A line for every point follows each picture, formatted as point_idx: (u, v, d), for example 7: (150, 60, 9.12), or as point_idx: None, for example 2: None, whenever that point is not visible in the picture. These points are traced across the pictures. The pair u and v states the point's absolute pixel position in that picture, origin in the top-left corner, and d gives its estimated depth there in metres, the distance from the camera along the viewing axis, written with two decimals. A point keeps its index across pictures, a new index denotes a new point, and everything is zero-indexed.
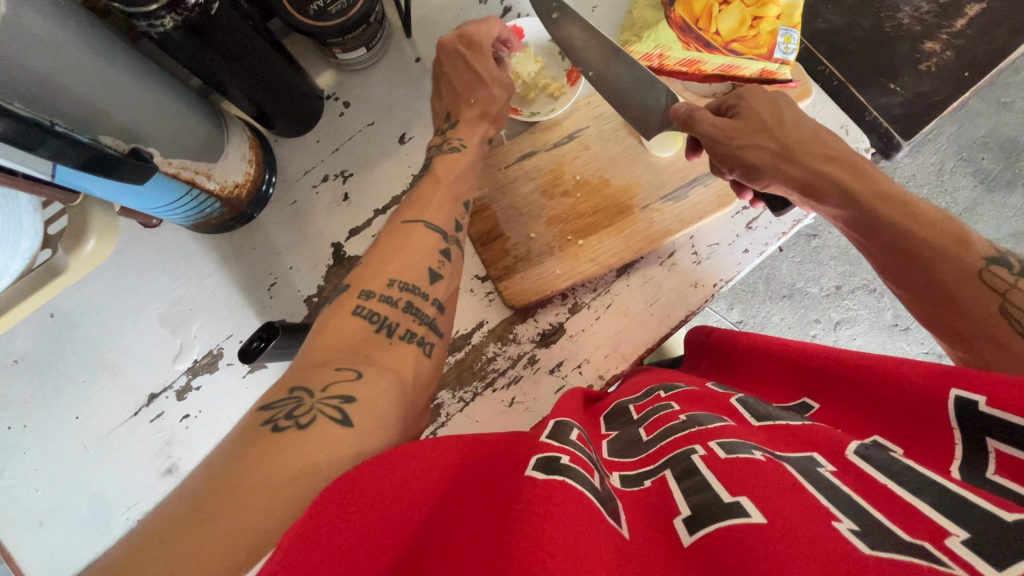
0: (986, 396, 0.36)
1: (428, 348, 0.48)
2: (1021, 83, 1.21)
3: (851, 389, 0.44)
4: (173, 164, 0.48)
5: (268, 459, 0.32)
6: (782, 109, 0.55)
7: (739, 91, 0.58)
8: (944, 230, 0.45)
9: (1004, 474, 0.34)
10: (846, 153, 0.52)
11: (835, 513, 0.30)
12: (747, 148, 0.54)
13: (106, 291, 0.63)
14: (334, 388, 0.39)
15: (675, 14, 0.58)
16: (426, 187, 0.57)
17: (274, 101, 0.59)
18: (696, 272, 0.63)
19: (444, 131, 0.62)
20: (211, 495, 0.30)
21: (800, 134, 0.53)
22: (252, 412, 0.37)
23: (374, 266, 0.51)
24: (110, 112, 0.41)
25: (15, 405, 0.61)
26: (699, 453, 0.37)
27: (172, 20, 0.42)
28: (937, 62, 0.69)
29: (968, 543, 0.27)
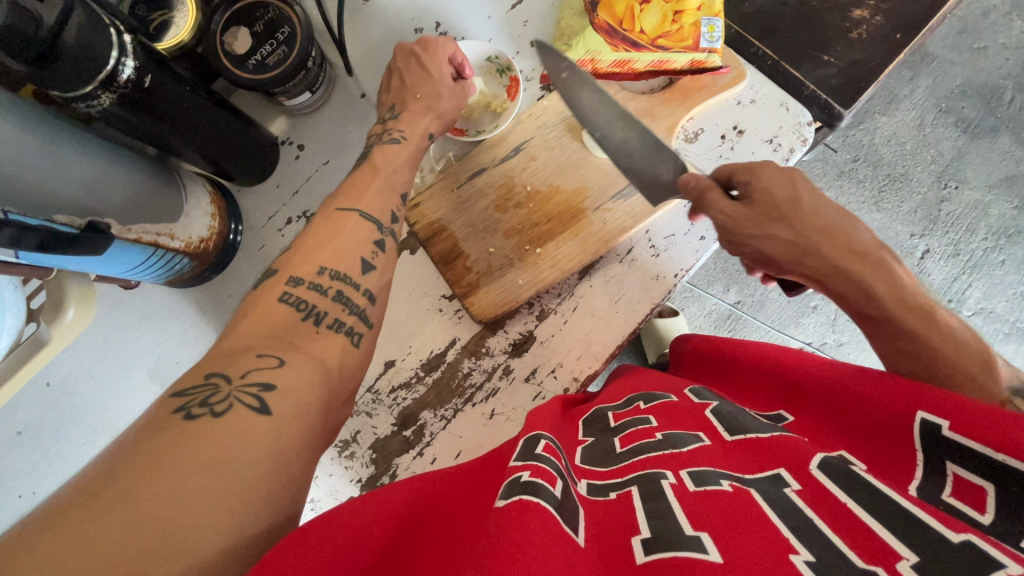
0: (948, 420, 0.37)
1: (356, 338, 0.50)
2: (990, 28, 1.20)
3: (830, 407, 0.45)
4: (133, 230, 0.51)
5: (181, 445, 0.33)
6: (799, 190, 0.51)
7: (755, 162, 0.53)
8: (970, 354, 0.43)
9: (958, 496, 0.36)
10: (877, 249, 0.48)
11: (795, 547, 0.31)
12: (756, 238, 0.51)
13: (95, 354, 0.66)
14: (254, 375, 0.40)
15: (600, 19, 0.64)
16: (363, 174, 0.59)
17: (227, 155, 0.61)
18: (656, 264, 0.64)
19: (387, 120, 0.63)
20: (113, 482, 0.30)
21: (823, 220, 0.49)
22: (164, 398, 0.38)
23: (302, 254, 0.52)
24: (60, 193, 0.44)
25: (22, 475, 0.63)
26: (667, 480, 0.38)
27: (109, 97, 0.45)
28: (868, 29, 0.70)
29: (916, 567, 0.29)
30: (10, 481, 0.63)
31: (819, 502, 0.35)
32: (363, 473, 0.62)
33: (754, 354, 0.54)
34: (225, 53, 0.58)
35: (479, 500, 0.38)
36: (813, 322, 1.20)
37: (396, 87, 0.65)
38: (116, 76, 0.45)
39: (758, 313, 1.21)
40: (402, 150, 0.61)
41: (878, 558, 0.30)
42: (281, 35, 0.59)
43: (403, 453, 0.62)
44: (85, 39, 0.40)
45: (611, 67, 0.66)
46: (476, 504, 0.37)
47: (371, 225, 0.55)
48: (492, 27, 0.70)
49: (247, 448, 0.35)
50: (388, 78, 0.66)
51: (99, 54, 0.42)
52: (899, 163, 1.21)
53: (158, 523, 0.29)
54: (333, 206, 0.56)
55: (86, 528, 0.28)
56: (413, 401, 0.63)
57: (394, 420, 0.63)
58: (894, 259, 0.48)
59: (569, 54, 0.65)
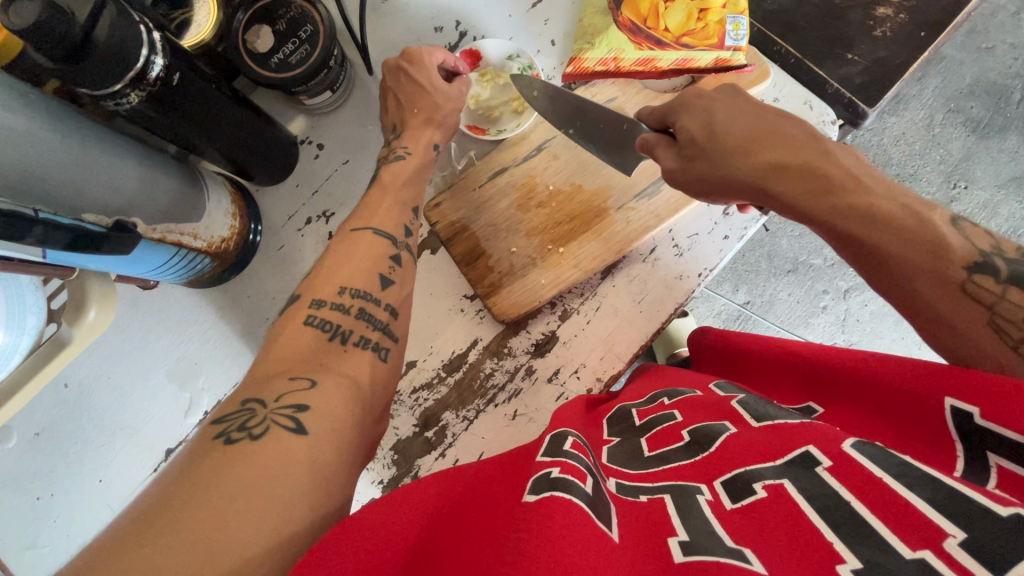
0: (980, 408, 0.35)
1: (384, 353, 0.50)
2: (1000, 27, 1.20)
3: (860, 397, 0.43)
4: (158, 229, 0.51)
5: (222, 471, 0.33)
6: (715, 118, 0.52)
7: (681, 102, 0.56)
8: (921, 239, 0.42)
9: (1005, 489, 0.34)
10: (794, 154, 0.48)
11: (842, 555, 0.29)
12: (698, 179, 0.53)
13: (114, 356, 0.65)
14: (288, 397, 0.40)
15: (624, 18, 0.65)
16: (373, 195, 0.59)
17: (249, 155, 0.61)
18: (680, 264, 0.64)
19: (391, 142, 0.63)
20: (164, 508, 0.30)
21: (730, 144, 0.50)
22: (205, 426, 0.38)
23: (322, 277, 0.52)
24: (89, 193, 0.44)
25: (40, 477, 0.63)
26: (704, 496, 0.37)
27: (137, 95, 0.45)
28: (891, 27, 0.71)
29: (965, 545, 0.28)
30: (28, 483, 0.62)
31: (852, 480, 0.34)
32: (384, 474, 0.62)
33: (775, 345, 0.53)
34: (247, 50, 0.58)
35: (507, 493, 0.37)
36: (824, 323, 1.19)
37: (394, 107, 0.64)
38: (145, 73, 0.44)
39: (768, 313, 1.21)
40: (409, 164, 0.61)
41: (923, 542, 0.29)
42: (303, 33, 0.58)
43: (425, 454, 0.62)
44: (116, 36, 0.40)
45: (635, 66, 0.65)
46: (505, 497, 0.37)
47: (387, 241, 0.55)
48: (512, 26, 0.70)
49: (290, 464, 0.35)
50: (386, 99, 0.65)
51: (129, 50, 0.42)
52: (909, 163, 1.20)
53: (210, 542, 0.30)
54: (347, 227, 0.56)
55: (140, 554, 0.28)
56: (435, 401, 0.63)
57: (415, 421, 0.63)
58: (829, 154, 0.47)
59: (592, 53, 0.66)
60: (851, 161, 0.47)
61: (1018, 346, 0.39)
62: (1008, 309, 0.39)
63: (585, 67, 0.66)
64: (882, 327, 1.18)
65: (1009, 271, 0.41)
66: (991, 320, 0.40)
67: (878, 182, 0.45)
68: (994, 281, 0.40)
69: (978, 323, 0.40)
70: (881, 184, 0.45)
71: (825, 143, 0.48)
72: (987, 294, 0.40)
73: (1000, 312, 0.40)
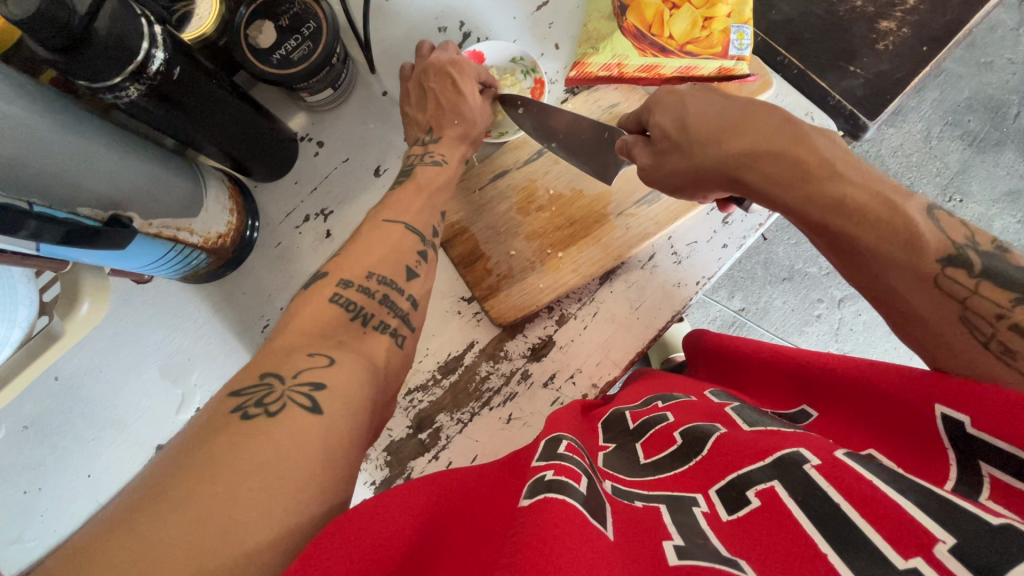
0: (971, 417, 0.35)
1: (401, 340, 0.50)
2: (999, 42, 1.20)
3: (854, 402, 0.43)
4: (154, 224, 0.51)
5: (238, 447, 0.33)
6: (685, 111, 0.53)
7: (650, 102, 0.56)
8: (892, 230, 0.40)
9: (1000, 499, 0.32)
10: (769, 141, 0.47)
11: (833, 563, 0.29)
12: (674, 172, 0.54)
13: (105, 350, 0.64)
14: (304, 375, 0.39)
15: (629, 23, 0.65)
16: (406, 191, 0.59)
17: (249, 151, 0.61)
18: (678, 272, 0.64)
19: (427, 142, 0.63)
20: (177, 483, 0.30)
21: (704, 134, 0.51)
22: (220, 398, 0.38)
23: (353, 257, 0.52)
24: (85, 185, 0.43)
25: (28, 470, 0.62)
26: (700, 507, 0.37)
27: (137, 89, 0.45)
28: (894, 41, 0.71)
29: (955, 552, 0.28)
30: (15, 476, 0.62)
31: (841, 478, 0.34)
32: (377, 475, 0.61)
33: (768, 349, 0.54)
34: (248, 45, 0.57)
35: (498, 500, 0.37)
36: (818, 332, 1.19)
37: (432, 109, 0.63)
38: (146, 66, 0.44)
39: (762, 320, 1.21)
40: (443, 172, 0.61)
41: (915, 548, 0.29)
42: (306, 30, 0.58)
43: (418, 456, 0.62)
44: (117, 28, 0.40)
45: (638, 71, 0.66)
46: (498, 502, 0.36)
47: (414, 237, 0.56)
48: (517, 28, 0.70)
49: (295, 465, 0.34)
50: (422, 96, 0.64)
51: (130, 43, 0.41)
52: (905, 175, 1.21)
53: (215, 521, 0.29)
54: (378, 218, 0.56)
55: (151, 528, 0.28)
56: (429, 403, 0.63)
57: (409, 423, 0.62)
58: (806, 138, 0.46)
59: (596, 58, 0.66)
60: (828, 144, 0.46)
61: (990, 344, 0.38)
62: (980, 302, 0.38)
63: (589, 71, 0.67)
64: (874, 337, 1.18)
65: (982, 264, 0.39)
66: (965, 317, 0.39)
67: (855, 169, 0.44)
68: (969, 275, 0.39)
69: (951, 320, 0.39)
70: (859, 171, 0.44)
71: (800, 127, 0.47)
72: (962, 289, 0.39)
73: (973, 307, 0.39)
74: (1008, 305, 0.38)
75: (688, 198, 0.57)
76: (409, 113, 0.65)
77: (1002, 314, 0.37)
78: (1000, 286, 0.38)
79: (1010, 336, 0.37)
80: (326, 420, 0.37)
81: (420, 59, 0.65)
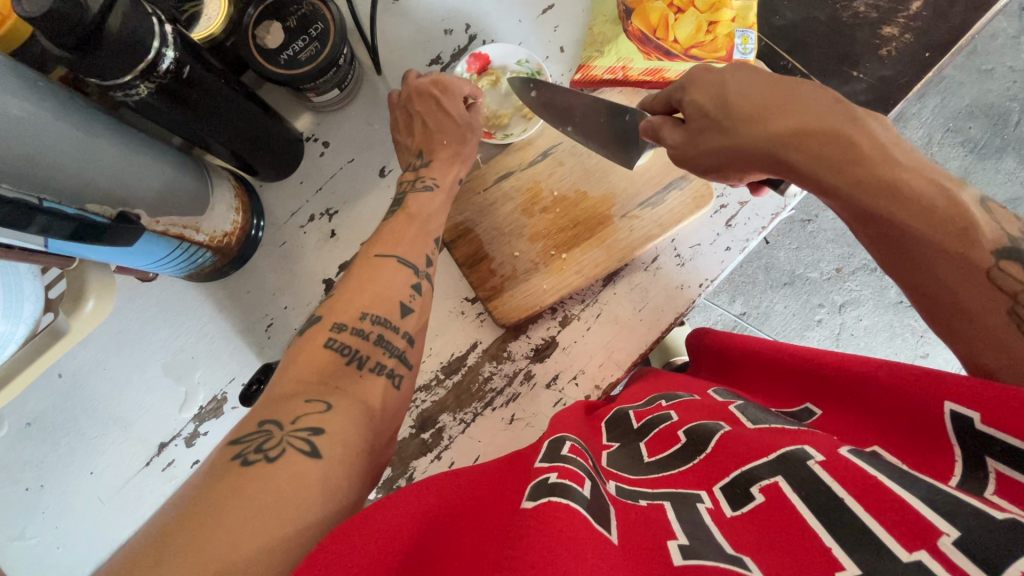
0: (980, 412, 0.35)
1: (397, 380, 0.51)
2: (1000, 50, 1.21)
3: (857, 401, 0.44)
4: (161, 222, 0.51)
5: (239, 491, 0.33)
6: (727, 91, 0.51)
7: (683, 81, 0.55)
8: (944, 217, 0.41)
9: (1005, 495, 0.32)
10: (818, 121, 0.46)
11: (841, 561, 0.29)
12: (709, 152, 0.53)
13: (109, 348, 0.65)
14: (303, 421, 0.40)
15: (634, 27, 0.66)
16: (399, 222, 0.59)
17: (254, 151, 0.61)
18: (681, 274, 0.65)
19: (417, 167, 0.63)
20: (180, 526, 0.30)
21: (747, 112, 0.50)
22: (222, 447, 0.37)
23: (346, 299, 0.52)
24: (94, 184, 0.43)
25: (30, 467, 0.62)
26: (704, 504, 0.37)
27: (147, 87, 0.45)
28: (897, 46, 0.72)
29: (959, 544, 0.28)
30: (17, 473, 0.62)
31: (842, 473, 0.35)
32: (379, 474, 0.61)
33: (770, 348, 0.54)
34: (256, 46, 0.58)
35: (501, 501, 0.37)
36: (819, 337, 1.20)
37: (420, 131, 0.64)
38: (155, 66, 0.44)
39: (763, 324, 1.21)
40: (435, 197, 0.62)
41: (916, 540, 0.29)
42: (313, 31, 0.58)
43: (420, 456, 0.62)
44: (128, 27, 0.40)
45: (643, 75, 0.67)
46: (501, 503, 0.36)
47: (409, 270, 0.56)
48: (523, 31, 0.70)
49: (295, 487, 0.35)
50: (405, 118, 0.64)
51: (142, 42, 0.42)
52: None
53: (219, 556, 0.29)
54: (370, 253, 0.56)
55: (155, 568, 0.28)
56: (433, 403, 0.63)
57: (412, 422, 0.62)
58: (858, 120, 0.46)
59: (601, 61, 0.67)
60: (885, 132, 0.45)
61: None
62: None
63: (593, 75, 0.67)
64: (875, 342, 1.19)
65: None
66: (1013, 311, 0.39)
67: (906, 155, 0.43)
68: (1022, 270, 0.39)
69: (999, 313, 0.39)
70: (910, 157, 0.43)
71: (851, 109, 0.46)
72: (1013, 283, 0.39)
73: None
74: None
75: (716, 178, 0.57)
76: (400, 139, 0.65)
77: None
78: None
79: None
80: (325, 463, 0.38)
81: (404, 84, 0.64)
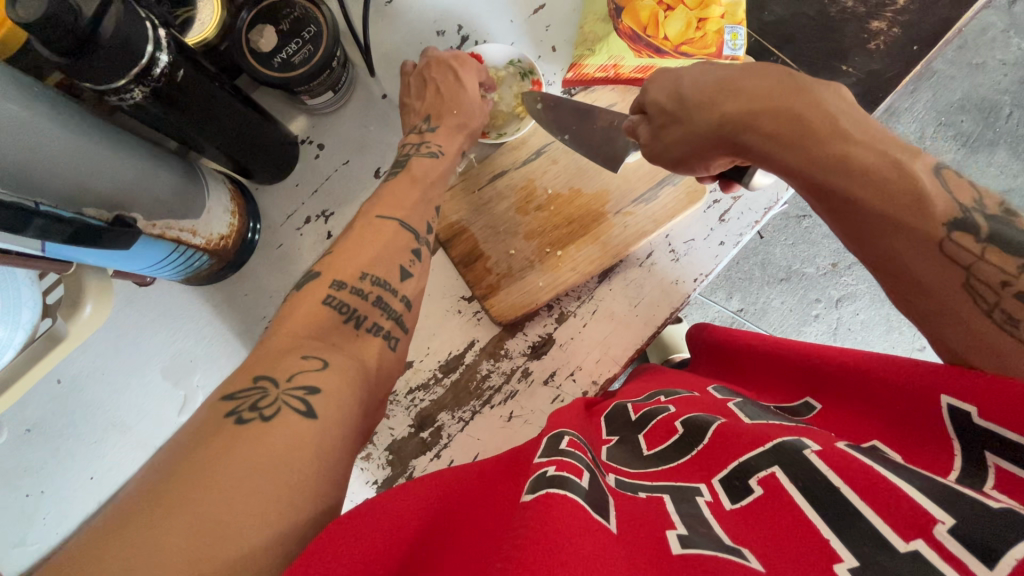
0: (980, 408, 0.35)
1: (393, 343, 0.52)
2: (990, 44, 1.21)
3: (857, 395, 0.43)
4: (157, 225, 0.51)
5: (232, 451, 0.33)
6: (680, 83, 0.53)
7: (645, 83, 0.57)
8: (896, 191, 0.40)
9: (1004, 489, 0.32)
10: (768, 99, 0.46)
11: (838, 552, 0.29)
12: (674, 143, 0.54)
13: (107, 353, 0.65)
14: (298, 379, 0.40)
15: (624, 25, 0.64)
16: (401, 184, 0.60)
17: (249, 153, 0.61)
18: (676, 269, 0.65)
19: (422, 130, 0.64)
20: (170, 489, 0.30)
21: (699, 99, 0.51)
22: (214, 402, 0.38)
23: (344, 259, 0.53)
24: (90, 186, 0.44)
25: (30, 473, 0.62)
26: (703, 497, 0.37)
27: (141, 91, 0.46)
28: (885, 40, 0.72)
29: (954, 531, 0.28)
30: (18, 479, 0.62)
31: (838, 462, 0.35)
32: (379, 474, 0.62)
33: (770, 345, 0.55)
34: (249, 49, 0.58)
35: (499, 496, 0.37)
36: (816, 332, 1.20)
37: (430, 96, 0.64)
38: (149, 69, 0.45)
39: (760, 320, 1.22)
40: (438, 164, 0.63)
41: (915, 528, 0.29)
42: (306, 34, 0.59)
43: (420, 455, 0.62)
44: (122, 31, 0.40)
45: (634, 72, 0.69)
46: (500, 498, 0.36)
47: (407, 254, 0.56)
48: (515, 31, 0.71)
49: None
50: (422, 85, 0.65)
51: (135, 47, 0.42)
52: None
53: (212, 524, 0.29)
54: (372, 212, 0.57)
55: (147, 534, 0.28)
56: (431, 402, 0.63)
57: (411, 421, 0.63)
58: (807, 93, 0.45)
59: (593, 60, 0.68)
60: (834, 100, 0.45)
61: (993, 312, 0.38)
62: (986, 268, 0.38)
63: (586, 73, 0.69)
64: (872, 336, 1.19)
65: (988, 228, 0.39)
66: (968, 284, 0.39)
67: (857, 124, 0.43)
68: (975, 241, 0.39)
69: (956, 288, 0.39)
70: (862, 127, 0.43)
71: (802, 82, 0.46)
72: (967, 254, 0.39)
73: (978, 273, 0.38)
74: (1013, 271, 0.38)
75: (688, 172, 0.57)
76: (408, 103, 0.66)
77: (1006, 281, 0.37)
78: (1003, 252, 0.38)
79: (1013, 304, 0.37)
80: None
81: (423, 57, 0.66)
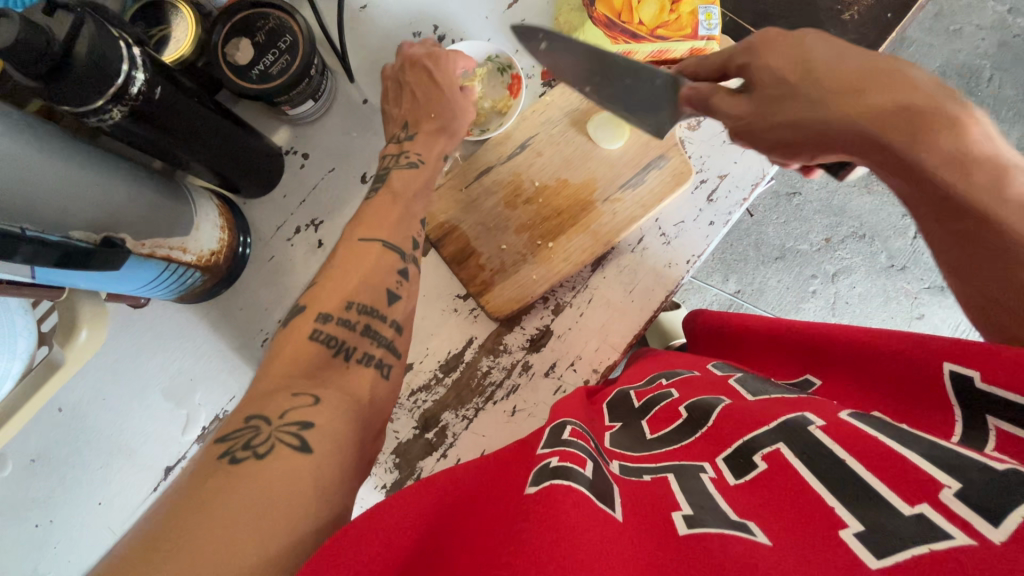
0: (981, 372, 0.34)
1: (386, 370, 0.51)
2: (967, 9, 1.22)
3: (858, 367, 0.44)
4: (147, 245, 0.50)
5: (228, 489, 0.33)
6: (807, 51, 0.44)
7: (752, 42, 0.47)
8: None
9: (1004, 451, 0.32)
10: (911, 96, 0.39)
11: (843, 519, 0.29)
12: (773, 128, 0.46)
13: (106, 378, 0.65)
14: (291, 414, 0.40)
15: (598, 13, 0.65)
16: (383, 199, 0.60)
17: (234, 166, 0.61)
18: (668, 252, 0.65)
19: (400, 139, 0.64)
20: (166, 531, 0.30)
21: (837, 82, 0.42)
22: (209, 444, 0.38)
23: (330, 288, 0.52)
24: (74, 210, 0.43)
25: (38, 503, 0.62)
26: (707, 473, 0.37)
27: (119, 111, 0.46)
28: (859, 10, 0.73)
29: (959, 494, 0.28)
30: (26, 510, 0.62)
31: (844, 435, 0.35)
32: (386, 478, 0.62)
33: (767, 323, 0.55)
34: (226, 63, 0.58)
35: (507, 489, 0.37)
36: (815, 308, 1.20)
37: (408, 101, 0.64)
38: (126, 88, 0.45)
39: (758, 301, 1.22)
40: (420, 172, 0.62)
41: (919, 495, 0.29)
42: (283, 44, 0.59)
43: (426, 456, 0.62)
44: (96, 51, 0.40)
45: None
46: (507, 492, 0.36)
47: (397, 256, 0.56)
48: (490, 27, 0.71)
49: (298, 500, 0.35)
50: (398, 90, 0.65)
51: (110, 67, 0.42)
52: None
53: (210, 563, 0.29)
54: (354, 237, 0.56)
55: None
56: (433, 402, 0.63)
57: (415, 423, 0.63)
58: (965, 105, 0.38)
59: None
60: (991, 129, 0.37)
61: None
62: None
63: None
64: (870, 308, 1.19)
65: None
66: None
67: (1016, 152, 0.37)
68: None
69: None
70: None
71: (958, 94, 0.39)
72: None
73: None
74: None
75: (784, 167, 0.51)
76: (389, 111, 0.66)
77: None
78: None
79: None
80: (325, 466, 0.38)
81: (399, 56, 0.66)
